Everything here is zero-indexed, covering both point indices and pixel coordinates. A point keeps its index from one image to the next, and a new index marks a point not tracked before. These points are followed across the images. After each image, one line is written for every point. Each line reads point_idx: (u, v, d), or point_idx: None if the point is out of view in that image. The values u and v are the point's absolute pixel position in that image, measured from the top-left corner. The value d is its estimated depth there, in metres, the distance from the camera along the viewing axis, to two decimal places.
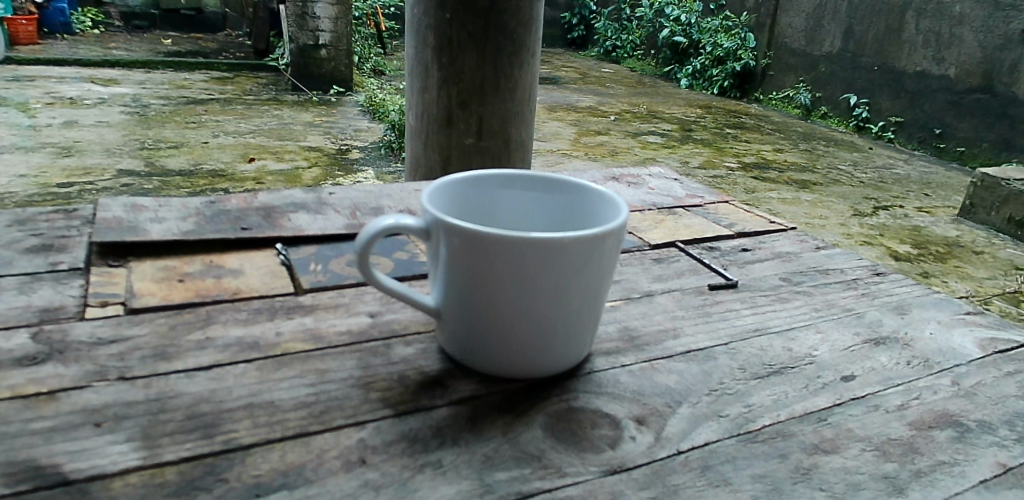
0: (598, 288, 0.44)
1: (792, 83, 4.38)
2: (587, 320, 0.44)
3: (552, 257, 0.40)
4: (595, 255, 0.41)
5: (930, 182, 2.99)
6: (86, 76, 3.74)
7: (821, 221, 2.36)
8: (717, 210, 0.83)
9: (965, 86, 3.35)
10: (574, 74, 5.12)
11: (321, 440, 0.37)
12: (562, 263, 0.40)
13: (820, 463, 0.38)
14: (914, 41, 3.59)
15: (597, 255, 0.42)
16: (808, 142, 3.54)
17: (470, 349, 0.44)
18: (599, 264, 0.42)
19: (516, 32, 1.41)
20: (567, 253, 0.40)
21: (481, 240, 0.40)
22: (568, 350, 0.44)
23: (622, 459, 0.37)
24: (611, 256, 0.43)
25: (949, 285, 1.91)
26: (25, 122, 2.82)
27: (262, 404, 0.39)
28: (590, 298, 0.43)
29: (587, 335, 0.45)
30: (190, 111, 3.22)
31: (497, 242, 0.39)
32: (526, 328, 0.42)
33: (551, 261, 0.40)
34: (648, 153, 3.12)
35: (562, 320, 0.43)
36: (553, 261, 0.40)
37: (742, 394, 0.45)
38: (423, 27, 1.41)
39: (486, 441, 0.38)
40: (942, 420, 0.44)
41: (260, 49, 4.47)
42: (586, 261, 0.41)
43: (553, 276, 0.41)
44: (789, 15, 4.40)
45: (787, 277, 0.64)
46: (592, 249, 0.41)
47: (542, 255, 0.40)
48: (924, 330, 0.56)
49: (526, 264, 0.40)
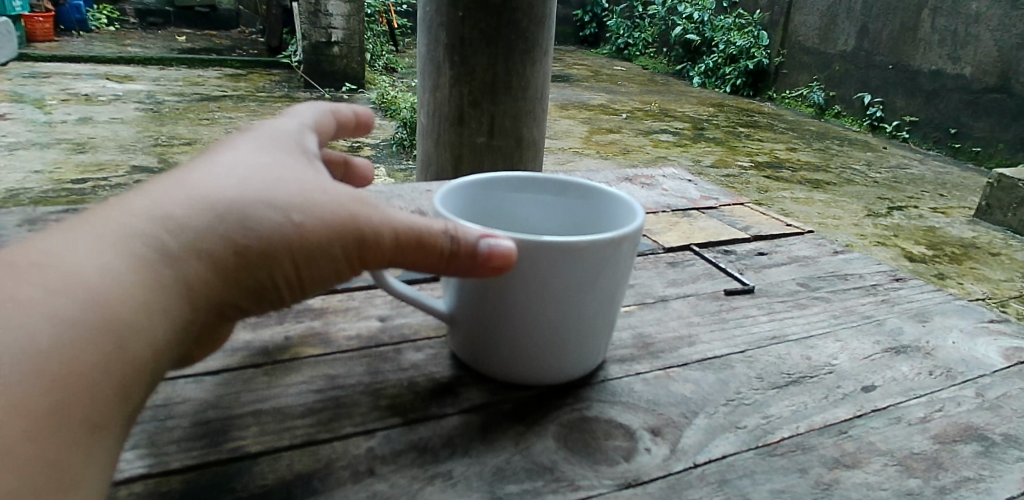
0: (613, 295, 0.42)
1: (806, 82, 4.33)
2: (605, 327, 0.44)
3: (570, 262, 0.39)
4: (615, 259, 0.41)
5: (946, 182, 2.95)
6: (101, 73, 3.76)
7: (835, 221, 2.33)
8: (733, 212, 0.82)
9: (981, 86, 3.30)
10: (586, 72, 5.09)
11: (328, 449, 0.36)
12: (578, 268, 0.39)
13: (841, 478, 0.37)
14: (930, 39, 3.54)
15: (612, 260, 0.40)
16: (822, 142, 3.50)
17: (481, 354, 0.43)
18: (615, 269, 0.41)
19: (529, 31, 1.39)
20: (584, 256, 0.39)
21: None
22: (584, 358, 0.44)
23: (637, 472, 0.36)
24: (626, 259, 0.42)
25: (965, 287, 1.88)
26: (41, 118, 2.84)
27: (271, 410, 0.39)
28: (605, 304, 0.42)
29: (600, 343, 0.44)
30: (203, 108, 3.23)
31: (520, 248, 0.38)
32: (541, 335, 0.41)
33: (565, 266, 0.39)
34: (659, 152, 3.10)
35: (579, 326, 0.42)
36: (571, 264, 0.39)
37: (760, 404, 0.44)
38: (436, 26, 1.40)
39: (498, 452, 0.37)
40: (966, 434, 0.42)
41: (273, 46, 4.47)
42: (604, 265, 0.40)
43: (569, 280, 0.40)
44: (803, 14, 4.33)
45: (804, 282, 0.63)
46: (612, 255, 0.40)
47: (558, 258, 0.39)
48: (946, 339, 0.55)
49: (543, 270, 0.39)
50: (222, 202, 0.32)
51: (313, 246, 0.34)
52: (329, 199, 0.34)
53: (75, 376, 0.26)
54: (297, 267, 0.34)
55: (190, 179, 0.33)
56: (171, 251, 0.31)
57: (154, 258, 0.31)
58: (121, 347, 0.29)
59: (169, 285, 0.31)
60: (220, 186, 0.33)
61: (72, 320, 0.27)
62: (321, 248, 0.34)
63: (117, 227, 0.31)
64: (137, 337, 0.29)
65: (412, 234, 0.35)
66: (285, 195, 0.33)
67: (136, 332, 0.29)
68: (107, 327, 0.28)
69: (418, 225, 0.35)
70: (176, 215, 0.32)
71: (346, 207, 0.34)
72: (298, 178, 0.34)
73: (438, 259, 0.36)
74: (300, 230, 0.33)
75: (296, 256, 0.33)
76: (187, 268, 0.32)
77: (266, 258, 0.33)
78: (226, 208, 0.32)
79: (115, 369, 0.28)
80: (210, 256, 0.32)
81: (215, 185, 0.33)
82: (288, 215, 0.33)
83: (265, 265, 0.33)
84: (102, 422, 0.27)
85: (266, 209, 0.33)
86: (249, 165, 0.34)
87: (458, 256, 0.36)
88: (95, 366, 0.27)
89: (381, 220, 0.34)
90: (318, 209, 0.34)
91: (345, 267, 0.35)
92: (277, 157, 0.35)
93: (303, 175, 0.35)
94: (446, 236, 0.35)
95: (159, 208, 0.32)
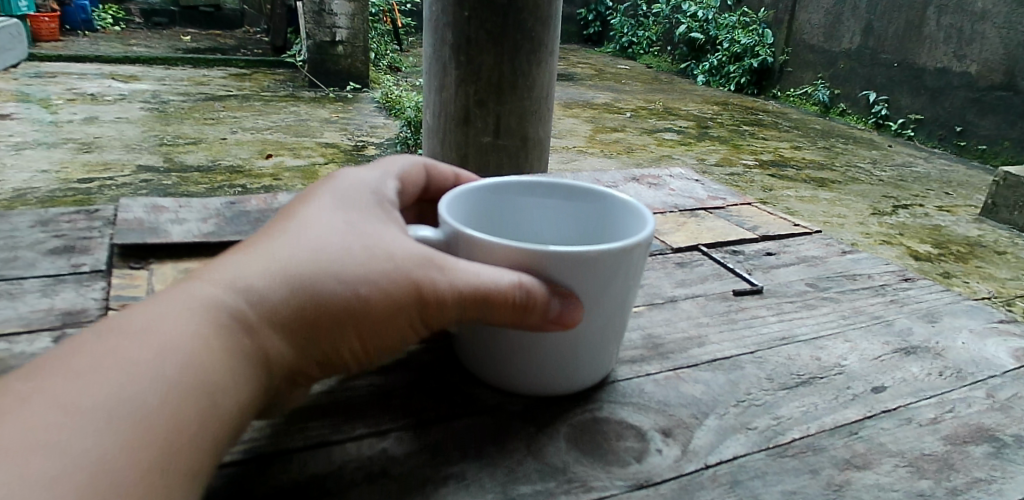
0: (623, 302, 0.42)
1: (810, 80, 4.31)
2: (613, 338, 0.43)
3: (579, 271, 0.39)
4: (624, 270, 0.40)
5: (951, 180, 2.94)
6: (107, 73, 3.77)
7: (840, 220, 2.32)
8: (740, 212, 0.82)
9: (987, 84, 3.29)
10: (590, 71, 5.08)
11: (341, 450, 0.37)
12: (589, 275, 0.39)
13: (853, 479, 0.37)
14: (935, 37, 3.52)
15: (622, 266, 0.40)
16: (827, 140, 3.49)
17: (485, 364, 0.43)
18: (626, 276, 0.41)
19: (534, 30, 1.38)
20: (592, 264, 0.39)
21: (507, 259, 0.39)
22: (591, 370, 0.43)
23: (648, 474, 0.37)
24: (636, 265, 0.41)
25: (971, 285, 1.87)
26: (47, 118, 2.84)
27: (284, 411, 0.39)
28: (614, 313, 0.42)
29: (610, 353, 0.44)
30: (208, 107, 3.24)
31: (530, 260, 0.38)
32: (547, 346, 0.40)
33: (575, 274, 0.39)
34: (664, 150, 3.10)
35: (586, 337, 0.41)
36: (580, 272, 0.39)
37: (770, 405, 0.44)
38: (441, 26, 1.40)
39: (510, 453, 0.37)
40: (977, 435, 0.42)
41: (278, 45, 4.48)
42: (614, 272, 0.40)
43: (578, 288, 0.39)
44: (808, 12, 4.31)
45: (813, 282, 0.63)
46: (621, 264, 0.40)
47: (567, 267, 0.38)
48: (955, 339, 0.55)
49: (552, 281, 0.39)
50: (292, 272, 0.34)
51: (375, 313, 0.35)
52: (391, 266, 0.35)
53: (181, 430, 0.28)
54: (358, 334, 0.35)
55: (263, 255, 0.36)
56: (249, 323, 0.33)
57: (233, 328, 0.33)
58: (215, 402, 0.30)
59: (250, 351, 0.33)
60: (291, 258, 0.35)
61: (174, 384, 0.29)
62: (387, 311, 0.35)
63: (202, 299, 0.33)
64: (228, 394, 0.31)
65: (477, 295, 0.36)
66: (348, 263, 0.35)
67: (228, 388, 0.31)
68: (205, 388, 0.30)
69: (492, 280, 0.36)
70: (253, 286, 0.34)
71: (407, 271, 0.35)
72: (362, 246, 0.36)
73: (511, 311, 0.37)
74: (363, 298, 0.34)
75: (356, 323, 0.35)
76: (265, 334, 0.34)
77: (336, 323, 0.34)
78: (296, 278, 0.34)
79: (213, 420, 0.30)
80: (285, 324, 0.34)
81: (287, 258, 0.35)
82: (351, 285, 0.34)
83: (332, 333, 0.35)
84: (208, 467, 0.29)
85: (331, 281, 0.34)
86: (317, 238, 0.36)
87: (535, 310, 0.37)
88: (195, 423, 0.29)
89: (442, 282, 0.36)
90: (379, 275, 0.35)
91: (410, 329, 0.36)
92: (346, 224, 0.37)
93: (367, 242, 0.36)
94: (519, 288, 0.36)
95: (235, 281, 0.34)
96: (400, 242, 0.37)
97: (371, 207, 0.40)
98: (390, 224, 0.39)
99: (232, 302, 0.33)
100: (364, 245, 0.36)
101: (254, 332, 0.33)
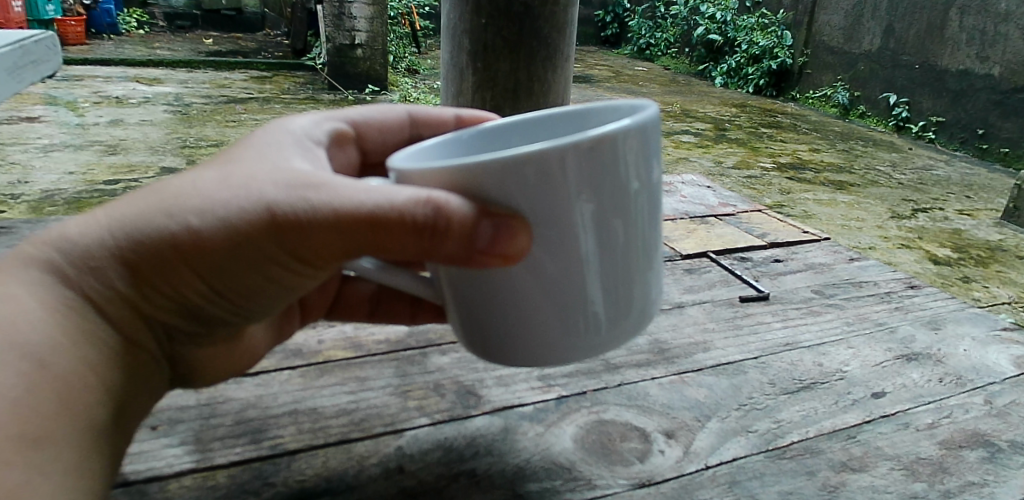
0: (611, 227, 0.35)
1: (829, 82, 4.22)
2: (611, 269, 0.36)
3: (512, 177, 0.32)
4: (588, 170, 0.32)
5: (972, 184, 2.89)
6: (131, 76, 3.83)
7: (858, 223, 2.30)
8: (750, 219, 0.84)
9: (1010, 86, 3.13)
10: (607, 72, 5.07)
11: (361, 447, 0.39)
12: (534, 188, 0.32)
13: (848, 481, 0.39)
14: (958, 38, 3.38)
15: (598, 169, 0.33)
16: (846, 142, 3.45)
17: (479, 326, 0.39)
18: (605, 182, 0.33)
19: (551, 37, 1.25)
20: (531, 172, 0.32)
21: (428, 179, 0.33)
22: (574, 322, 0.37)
23: (651, 473, 0.38)
24: (619, 164, 0.33)
25: (990, 291, 1.81)
26: (73, 120, 2.90)
27: (306, 410, 0.42)
28: (602, 240, 0.35)
29: (610, 298, 0.37)
30: (229, 110, 3.28)
31: (454, 174, 0.33)
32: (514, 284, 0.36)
33: (523, 184, 0.32)
34: (682, 152, 3.08)
35: (547, 271, 0.35)
36: (518, 179, 0.32)
37: (771, 409, 0.45)
38: (458, 33, 1.27)
39: (519, 452, 0.39)
40: (973, 440, 0.44)
41: (298, 48, 4.53)
42: (571, 179, 0.32)
43: (538, 205, 0.33)
44: (828, 13, 4.21)
45: (818, 289, 0.65)
46: (579, 166, 0.32)
47: (495, 176, 0.32)
48: (957, 347, 0.56)
49: (482, 199, 0.33)
50: (121, 216, 0.35)
51: (221, 247, 0.34)
52: (235, 192, 0.33)
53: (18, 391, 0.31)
54: (195, 269, 0.35)
55: (115, 200, 0.37)
56: (76, 277, 0.35)
57: (58, 284, 0.35)
58: (42, 368, 0.33)
59: (79, 304, 0.35)
60: (133, 198, 0.36)
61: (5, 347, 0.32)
62: (243, 243, 0.34)
63: (30, 259, 0.35)
64: (62, 354, 0.34)
65: (350, 215, 0.32)
66: (187, 196, 0.34)
67: (55, 350, 0.34)
68: (26, 354, 0.32)
69: (392, 197, 0.32)
70: (76, 237, 0.36)
71: (259, 192, 0.33)
72: (218, 177, 0.35)
73: (422, 234, 0.32)
74: (198, 232, 0.34)
75: (188, 259, 0.35)
76: (96, 283, 0.36)
77: (177, 257, 0.35)
78: (123, 223, 0.35)
79: (45, 386, 0.32)
80: (120, 268, 0.35)
81: (126, 202, 0.36)
82: (183, 220, 0.34)
83: (168, 273, 0.35)
84: (47, 436, 0.32)
85: (160, 217, 0.34)
86: (172, 180, 0.36)
87: (450, 232, 0.32)
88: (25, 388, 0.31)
89: (297, 204, 0.33)
90: (217, 205, 0.33)
91: (282, 261, 0.35)
92: (220, 160, 0.36)
93: (223, 170, 0.35)
94: (421, 205, 0.31)
95: (62, 233, 0.36)
96: (270, 166, 0.35)
97: (273, 138, 0.39)
98: (278, 149, 0.38)
99: (57, 257, 0.36)
100: (222, 174, 0.35)
101: (85, 285, 0.35)
